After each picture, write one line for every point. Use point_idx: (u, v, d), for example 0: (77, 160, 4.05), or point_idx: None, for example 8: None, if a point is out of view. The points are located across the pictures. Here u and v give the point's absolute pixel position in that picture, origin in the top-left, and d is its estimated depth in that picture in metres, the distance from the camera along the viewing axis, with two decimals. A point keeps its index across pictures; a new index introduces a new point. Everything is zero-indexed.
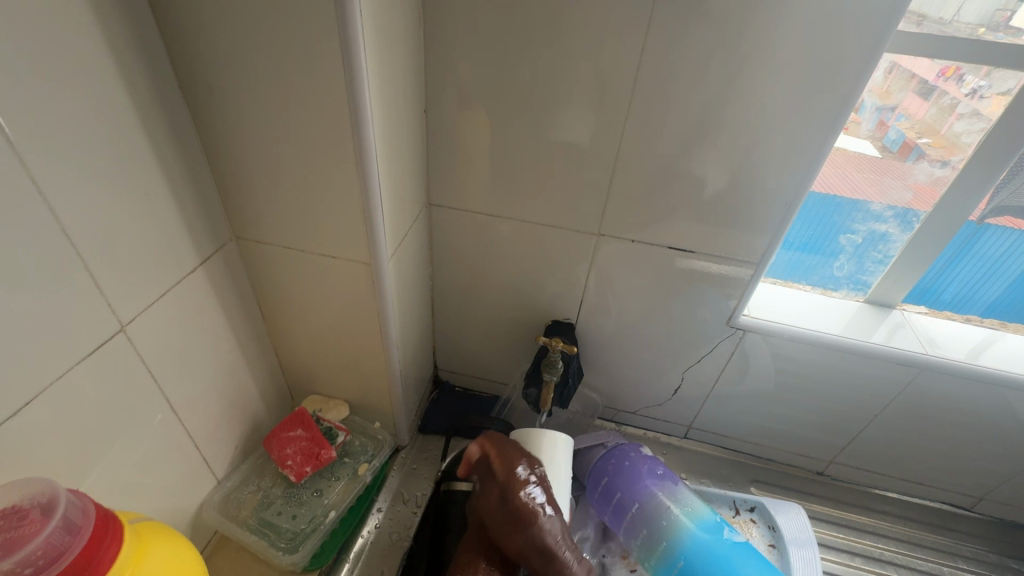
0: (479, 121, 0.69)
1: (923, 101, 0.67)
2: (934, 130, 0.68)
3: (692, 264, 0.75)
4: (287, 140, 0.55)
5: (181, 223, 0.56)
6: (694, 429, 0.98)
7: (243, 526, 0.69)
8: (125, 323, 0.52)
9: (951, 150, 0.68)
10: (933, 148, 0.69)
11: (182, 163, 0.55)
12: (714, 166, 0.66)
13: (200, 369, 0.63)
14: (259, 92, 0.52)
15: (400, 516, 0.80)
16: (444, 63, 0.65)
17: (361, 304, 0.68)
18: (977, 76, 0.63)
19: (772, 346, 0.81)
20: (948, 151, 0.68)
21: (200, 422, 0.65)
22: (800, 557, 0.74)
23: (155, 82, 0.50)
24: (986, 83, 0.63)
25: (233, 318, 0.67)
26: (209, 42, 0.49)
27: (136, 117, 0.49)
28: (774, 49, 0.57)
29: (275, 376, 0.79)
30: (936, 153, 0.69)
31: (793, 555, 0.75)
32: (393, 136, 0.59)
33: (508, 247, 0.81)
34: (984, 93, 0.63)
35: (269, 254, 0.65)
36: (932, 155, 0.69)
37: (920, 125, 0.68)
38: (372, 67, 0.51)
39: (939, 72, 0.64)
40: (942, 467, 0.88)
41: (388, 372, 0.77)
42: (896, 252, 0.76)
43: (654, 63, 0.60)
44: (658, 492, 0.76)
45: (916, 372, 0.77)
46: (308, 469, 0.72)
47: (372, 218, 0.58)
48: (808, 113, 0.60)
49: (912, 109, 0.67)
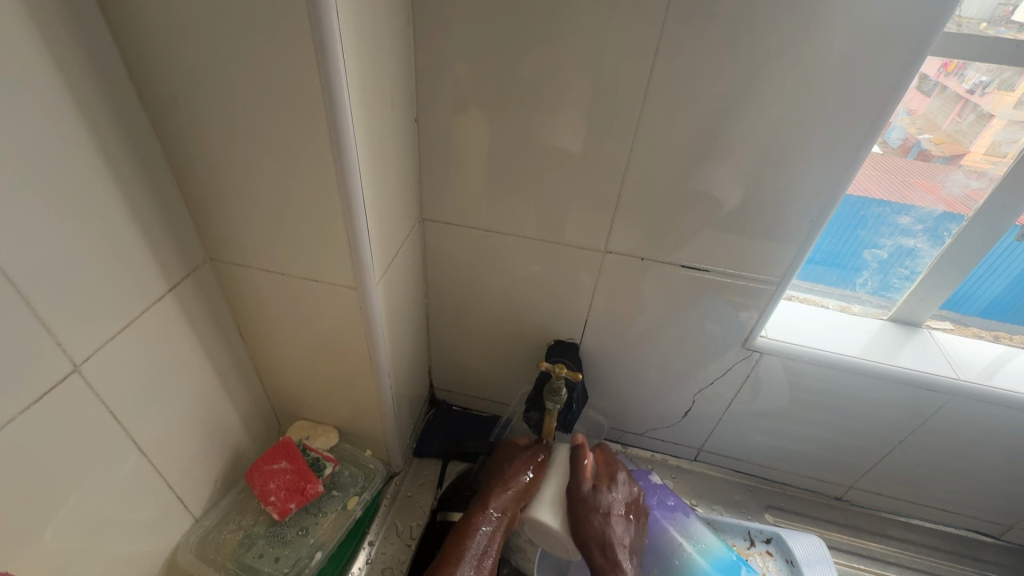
0: (474, 130, 0.64)
1: (923, 97, 0.60)
2: (936, 127, 0.62)
3: (706, 282, 0.70)
4: (261, 156, 0.49)
5: (146, 249, 0.51)
6: (704, 452, 0.93)
7: (222, 569, 0.64)
8: (80, 363, 0.46)
9: (955, 146, 0.63)
10: (936, 145, 0.63)
11: (146, 183, 0.50)
12: (732, 181, 0.61)
13: (172, 402, 0.58)
14: (228, 105, 0.47)
15: (392, 549, 0.76)
16: (436, 67, 0.60)
17: (349, 329, 0.63)
18: (979, 72, 0.57)
19: (789, 369, 0.76)
20: (950, 147, 0.63)
21: (174, 459, 0.60)
22: None
23: (111, 94, 0.45)
24: (988, 78, 0.58)
25: (210, 346, 0.62)
26: (169, 48, 0.44)
27: (88, 134, 0.43)
28: (798, 55, 0.52)
29: (259, 403, 0.74)
30: (937, 150, 0.64)
31: None
32: (380, 148, 0.54)
33: (507, 264, 0.76)
34: (987, 88, 0.59)
35: (247, 276, 0.60)
36: (934, 152, 0.64)
37: (921, 120, 0.62)
38: (352, 75, 0.45)
39: (941, 67, 0.57)
40: (968, 494, 0.83)
41: (378, 398, 0.72)
42: (924, 268, 0.71)
43: (665, 68, 0.55)
44: (670, 527, 0.71)
45: (946, 398, 0.72)
46: (292, 505, 0.67)
47: (357, 241, 0.53)
48: (837, 122, 0.55)
49: (913, 105, 0.61)
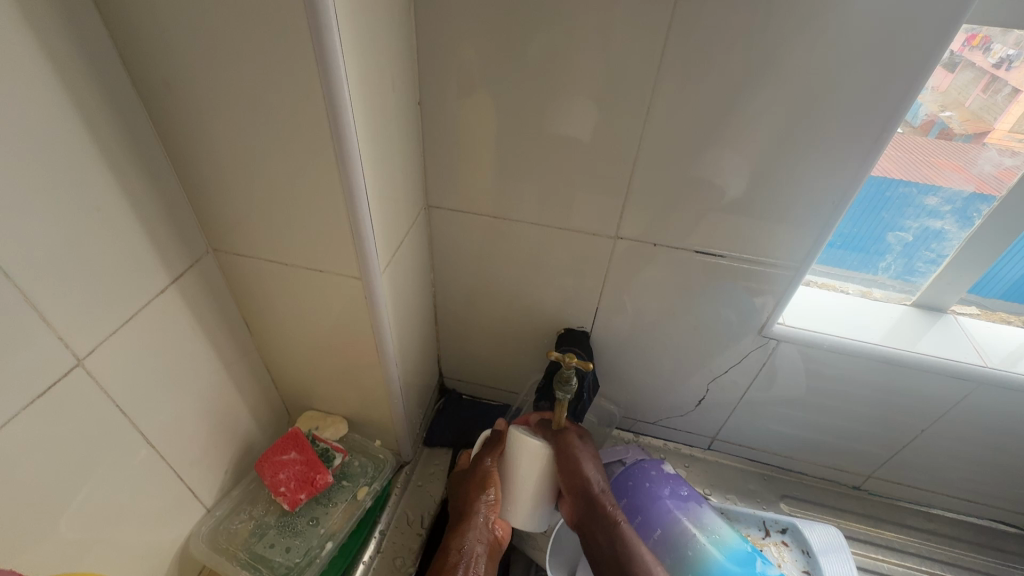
0: (479, 113, 0.62)
1: (947, 73, 0.57)
2: (959, 104, 0.59)
3: (722, 268, 0.68)
4: (259, 144, 0.48)
5: (147, 241, 0.50)
6: (718, 440, 0.91)
7: (233, 560, 0.64)
8: (83, 357, 0.46)
9: (979, 124, 0.60)
10: (958, 122, 0.60)
11: (144, 173, 0.49)
12: (748, 163, 0.58)
13: (179, 395, 0.58)
14: (225, 91, 0.45)
15: (403, 538, 0.75)
16: (440, 48, 0.58)
17: (356, 320, 0.62)
18: (1005, 45, 0.55)
19: (808, 357, 0.74)
20: (972, 124, 0.60)
21: (184, 452, 0.60)
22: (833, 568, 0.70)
23: (104, 81, 0.43)
24: (1014, 52, 0.55)
25: (216, 338, 0.62)
26: (161, 32, 0.42)
27: (83, 124, 0.42)
28: (822, 27, 0.48)
29: (268, 393, 0.74)
30: (960, 127, 0.60)
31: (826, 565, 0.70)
32: (381, 134, 0.52)
33: (515, 252, 0.74)
34: (1011, 62, 0.56)
35: (251, 267, 0.59)
36: (957, 129, 0.60)
37: (944, 97, 0.59)
38: (350, 57, 0.43)
39: (967, 40, 0.54)
40: (993, 484, 0.81)
41: (386, 389, 0.71)
42: (951, 251, 0.68)
43: (680, 44, 0.52)
44: (682, 518, 0.70)
45: (971, 387, 0.70)
46: (303, 495, 0.67)
47: (360, 231, 0.52)
48: (864, 98, 0.52)
49: (937, 82, 0.57)
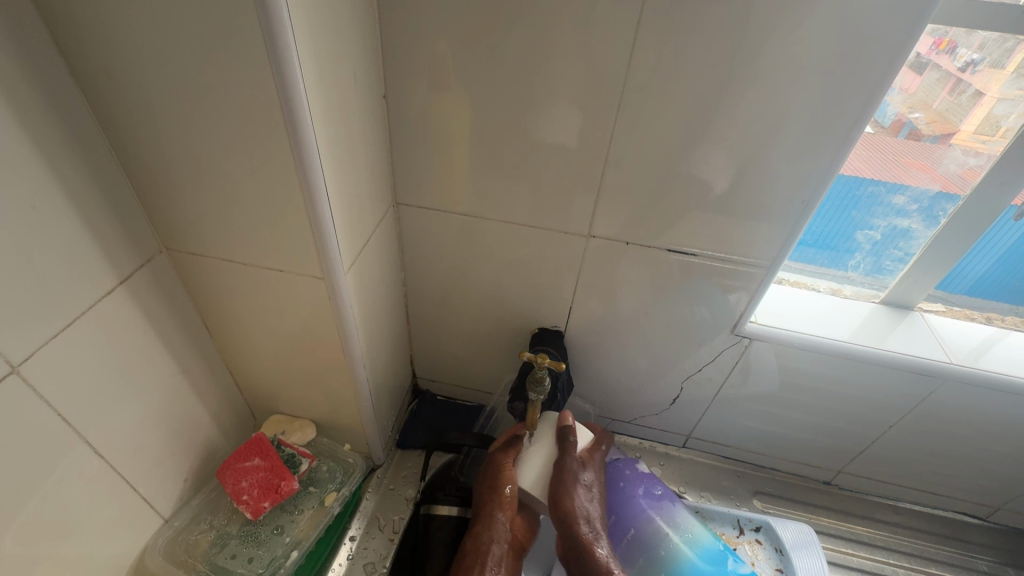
0: (447, 109, 0.60)
1: (916, 75, 0.57)
2: (927, 106, 0.59)
3: (695, 266, 0.68)
4: (211, 138, 0.45)
5: (92, 240, 0.47)
6: (692, 438, 0.91)
7: (193, 571, 0.62)
8: (19, 363, 0.43)
9: (945, 125, 0.60)
10: (927, 124, 0.60)
11: (87, 168, 0.46)
12: (721, 163, 0.58)
13: (132, 402, 0.55)
14: (172, 81, 0.42)
15: (374, 544, 0.73)
16: (404, 41, 0.56)
17: (321, 321, 0.60)
18: (971, 49, 0.55)
19: (780, 354, 0.74)
20: (940, 126, 0.61)
21: (139, 462, 0.57)
22: (805, 567, 0.71)
23: (38, 69, 0.40)
24: (980, 56, 0.56)
25: (172, 341, 0.59)
26: (98, 17, 0.40)
27: (15, 114, 0.39)
28: (791, 24, 0.48)
29: (230, 398, 0.71)
30: (927, 128, 0.61)
31: (798, 564, 0.71)
32: (342, 130, 0.50)
33: (486, 251, 0.73)
34: (976, 65, 0.57)
35: (206, 267, 0.57)
36: (925, 131, 0.61)
37: (912, 99, 0.59)
38: (305, 48, 0.41)
39: (934, 44, 0.55)
40: (958, 477, 0.82)
41: (354, 392, 0.69)
42: (918, 249, 0.69)
43: (649, 40, 0.51)
44: (656, 516, 0.70)
45: (938, 382, 0.71)
46: (267, 504, 0.65)
47: (322, 229, 0.50)
48: (832, 97, 0.52)
49: (905, 84, 0.57)
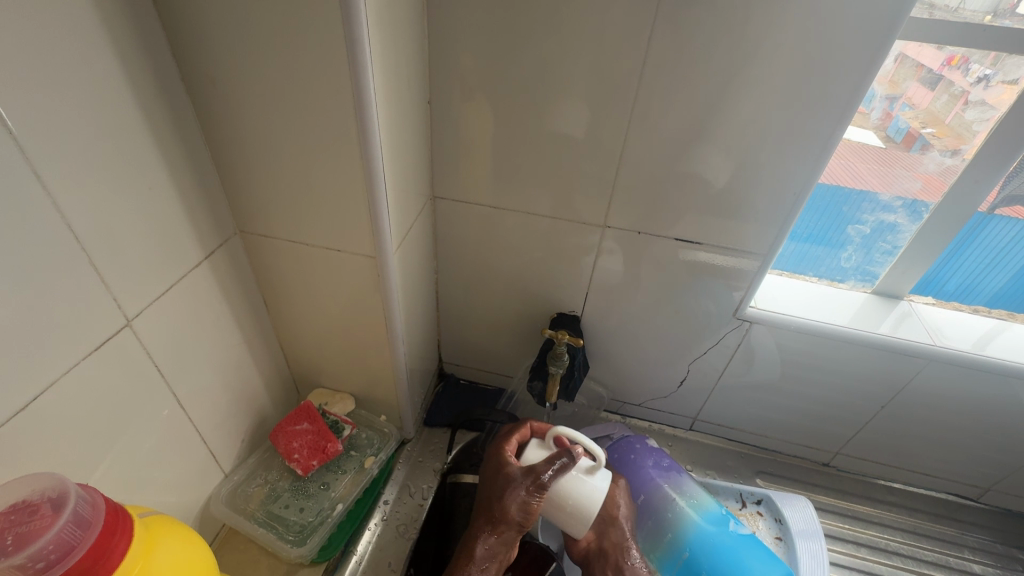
0: (482, 113, 0.69)
1: (927, 91, 0.66)
2: (938, 121, 0.67)
3: (698, 256, 0.75)
4: (290, 133, 0.54)
5: (185, 218, 0.56)
6: (699, 421, 0.97)
7: (251, 519, 0.70)
8: (131, 318, 0.52)
9: (956, 140, 0.67)
10: (937, 138, 0.68)
11: (185, 157, 0.55)
12: (721, 159, 0.66)
13: (207, 362, 0.63)
14: (264, 85, 0.51)
15: (405, 508, 0.80)
16: (447, 52, 0.64)
17: (367, 298, 0.68)
18: (982, 65, 0.62)
19: (778, 338, 0.80)
20: (952, 141, 0.67)
21: (208, 416, 0.65)
22: (806, 550, 0.74)
23: (156, 74, 0.50)
24: (991, 72, 0.62)
25: (238, 312, 0.67)
26: (210, 32, 0.49)
27: (138, 110, 0.48)
28: (781, 38, 0.56)
29: (280, 370, 0.79)
30: (940, 143, 0.68)
31: (800, 548, 0.75)
32: (397, 127, 0.59)
33: (511, 241, 0.81)
34: (990, 82, 0.63)
35: (272, 247, 0.65)
36: (936, 145, 0.68)
37: (924, 114, 0.67)
38: (376, 57, 0.50)
39: (944, 60, 0.63)
40: (948, 458, 0.88)
41: (392, 366, 0.76)
42: (905, 242, 0.76)
43: (661, 52, 0.59)
44: (664, 483, 0.76)
45: (923, 364, 0.77)
46: (314, 462, 0.73)
47: (377, 212, 0.58)
48: (816, 99, 0.59)
49: (916, 99, 0.67)
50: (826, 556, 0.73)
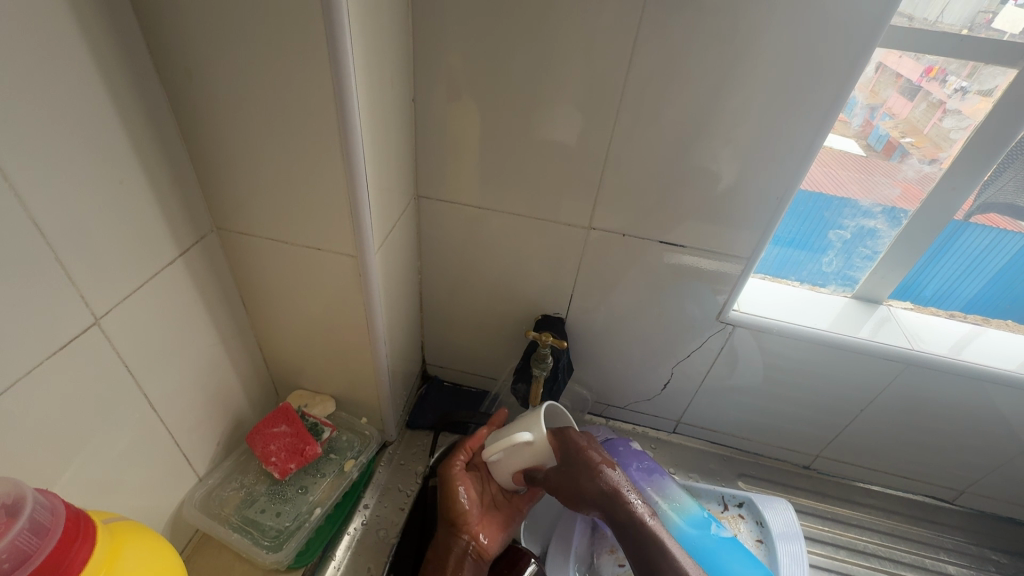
0: (467, 111, 0.68)
1: (907, 101, 0.67)
2: (918, 130, 0.68)
3: (682, 259, 0.75)
4: (269, 129, 0.53)
5: (159, 215, 0.54)
6: (682, 424, 0.98)
7: (225, 524, 0.68)
8: (100, 316, 0.50)
9: (933, 149, 0.68)
10: (916, 147, 0.69)
11: (159, 152, 0.53)
12: (707, 161, 0.66)
13: (181, 362, 0.61)
14: (242, 77, 0.50)
15: (386, 512, 0.78)
16: (431, 49, 0.64)
17: (348, 298, 0.67)
18: (959, 77, 0.63)
19: (761, 341, 0.81)
20: (929, 151, 0.68)
21: (182, 418, 0.64)
22: (785, 551, 0.75)
23: (129, 64, 0.48)
24: (968, 84, 0.63)
25: (215, 312, 0.66)
26: (186, 22, 0.47)
27: (109, 101, 0.47)
28: (765, 42, 0.56)
29: (258, 371, 0.78)
30: (918, 152, 0.69)
31: (780, 550, 0.75)
32: (379, 125, 0.58)
33: (495, 242, 0.80)
34: (966, 92, 0.64)
35: (250, 245, 0.64)
36: (914, 154, 0.69)
37: (904, 124, 0.69)
38: (357, 51, 0.49)
39: (923, 72, 0.64)
40: (925, 461, 0.89)
41: (375, 367, 0.75)
42: (884, 248, 0.77)
43: (647, 54, 0.59)
44: (646, 487, 0.76)
45: (901, 368, 0.78)
46: (292, 465, 0.72)
47: (358, 210, 0.57)
48: (799, 105, 0.59)
49: (896, 109, 0.68)
50: (804, 556, 0.74)
